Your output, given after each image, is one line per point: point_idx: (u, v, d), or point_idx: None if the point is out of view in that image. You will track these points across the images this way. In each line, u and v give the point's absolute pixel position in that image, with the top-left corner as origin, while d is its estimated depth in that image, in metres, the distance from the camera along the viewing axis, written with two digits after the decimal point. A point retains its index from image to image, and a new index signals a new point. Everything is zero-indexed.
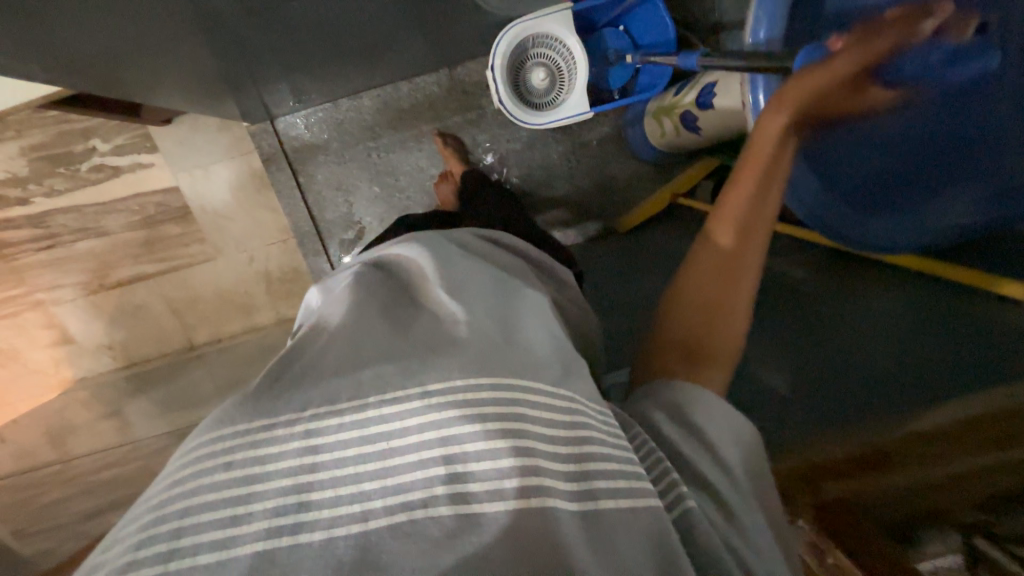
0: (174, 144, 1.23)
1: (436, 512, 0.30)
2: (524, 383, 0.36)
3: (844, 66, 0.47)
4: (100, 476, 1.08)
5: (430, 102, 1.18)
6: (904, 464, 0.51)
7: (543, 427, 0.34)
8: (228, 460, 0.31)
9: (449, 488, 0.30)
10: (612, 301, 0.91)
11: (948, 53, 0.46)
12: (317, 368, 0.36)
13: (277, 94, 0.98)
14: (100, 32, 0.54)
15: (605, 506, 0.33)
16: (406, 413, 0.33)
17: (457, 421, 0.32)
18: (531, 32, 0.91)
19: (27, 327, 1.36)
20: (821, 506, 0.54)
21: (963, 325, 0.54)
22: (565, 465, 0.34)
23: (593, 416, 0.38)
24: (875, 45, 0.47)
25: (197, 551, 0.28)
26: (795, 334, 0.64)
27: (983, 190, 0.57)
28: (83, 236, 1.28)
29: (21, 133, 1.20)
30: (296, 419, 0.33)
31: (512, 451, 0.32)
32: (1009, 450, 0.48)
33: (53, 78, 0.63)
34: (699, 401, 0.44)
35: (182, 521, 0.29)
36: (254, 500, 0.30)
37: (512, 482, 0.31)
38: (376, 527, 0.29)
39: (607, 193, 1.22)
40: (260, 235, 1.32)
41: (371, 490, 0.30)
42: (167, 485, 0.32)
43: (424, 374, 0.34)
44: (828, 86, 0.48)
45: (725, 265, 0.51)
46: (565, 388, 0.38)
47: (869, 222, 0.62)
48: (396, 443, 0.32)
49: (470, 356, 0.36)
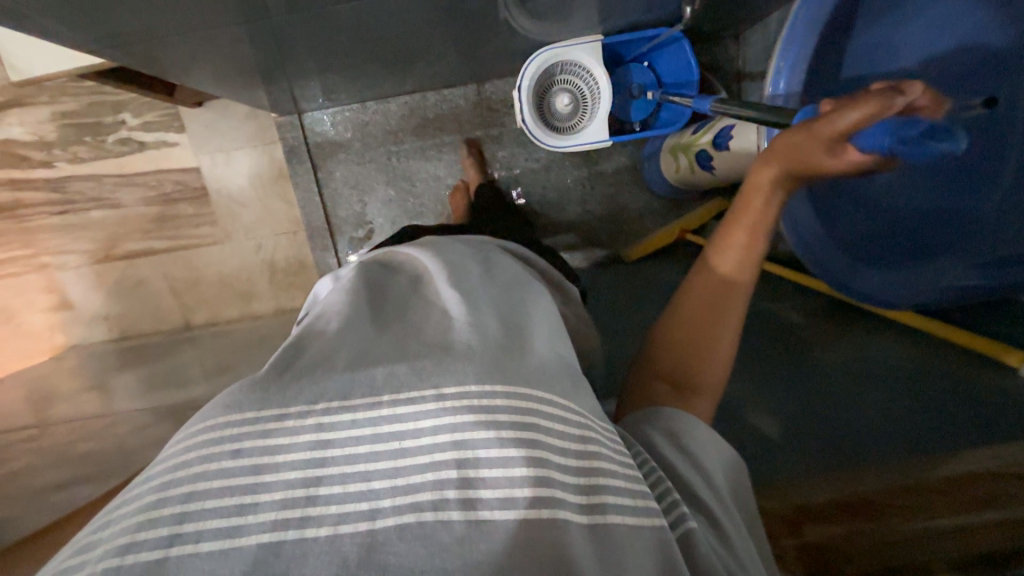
0: (201, 127, 1.26)
1: (446, 517, 0.29)
2: (538, 398, 0.35)
3: (820, 130, 0.41)
4: (71, 449, 1.02)
5: (454, 115, 1.20)
6: (883, 515, 0.48)
7: (558, 441, 0.34)
8: (237, 447, 0.31)
9: (460, 492, 0.30)
10: (612, 323, 0.92)
11: (919, 129, 0.35)
12: (329, 361, 0.36)
13: (308, 89, 1.00)
14: (153, 8, 0.56)
15: (613, 522, 0.33)
16: (420, 415, 0.32)
17: (472, 426, 0.32)
18: (560, 58, 0.94)
19: (29, 289, 1.37)
20: (803, 547, 0.49)
21: (962, 391, 0.55)
22: (575, 479, 0.34)
23: (600, 436, 0.38)
24: (855, 111, 0.39)
25: (200, 537, 0.28)
26: (790, 378, 0.65)
27: (985, 256, 0.56)
28: (98, 206, 1.30)
29: (55, 100, 1.23)
30: (307, 412, 0.32)
31: (526, 462, 0.32)
32: (1006, 508, 0.44)
33: (96, 47, 0.65)
34: (687, 428, 0.45)
35: (185, 507, 0.29)
36: (261, 491, 0.29)
37: (524, 492, 0.31)
38: (384, 527, 0.28)
39: (617, 221, 1.24)
40: (272, 223, 1.34)
41: (380, 489, 0.30)
42: (168, 467, 0.31)
43: (440, 378, 0.34)
44: (809, 150, 0.43)
45: (714, 310, 0.52)
46: (574, 403, 0.38)
47: (858, 269, 0.63)
48: (409, 444, 0.32)
49: (483, 362, 0.36)
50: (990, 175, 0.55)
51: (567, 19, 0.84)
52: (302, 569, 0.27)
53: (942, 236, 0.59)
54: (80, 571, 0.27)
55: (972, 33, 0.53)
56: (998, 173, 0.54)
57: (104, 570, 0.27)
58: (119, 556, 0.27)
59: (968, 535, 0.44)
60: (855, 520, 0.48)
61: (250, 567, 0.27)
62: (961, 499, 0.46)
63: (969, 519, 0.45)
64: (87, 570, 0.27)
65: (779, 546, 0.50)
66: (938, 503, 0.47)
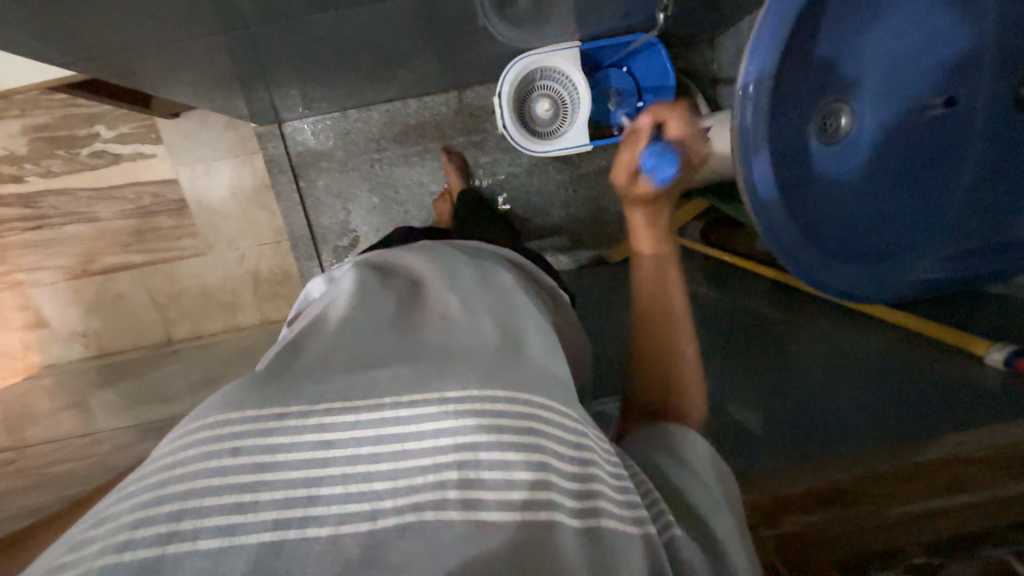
0: (179, 137, 1.24)
1: (448, 518, 0.29)
2: (537, 401, 0.36)
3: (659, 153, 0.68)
4: (51, 470, 0.98)
5: (436, 121, 1.21)
6: (861, 502, 0.50)
7: (558, 446, 0.35)
8: (238, 446, 0.31)
9: (461, 493, 0.30)
10: (598, 324, 0.93)
11: None
12: (331, 364, 0.37)
13: (289, 98, 1.00)
14: (126, 20, 0.55)
15: (604, 526, 0.34)
16: (423, 417, 0.33)
17: (474, 430, 0.33)
18: (538, 65, 0.95)
19: (1, 307, 1.33)
20: (778, 539, 0.50)
21: (934, 379, 0.57)
22: (571, 483, 0.34)
23: (596, 446, 0.39)
24: None
25: (198, 535, 0.27)
26: (770, 373, 0.67)
27: (953, 249, 0.62)
28: (73, 220, 1.27)
29: (25, 113, 1.20)
30: (308, 412, 0.33)
31: (526, 466, 0.33)
32: (997, 489, 0.49)
33: (70, 60, 0.64)
34: (686, 442, 0.48)
35: (183, 504, 0.28)
36: (262, 490, 0.29)
37: (522, 494, 0.32)
38: (386, 528, 0.29)
39: (601, 224, 1.26)
40: (253, 234, 1.32)
41: (382, 490, 0.30)
42: (165, 465, 0.31)
43: (443, 381, 0.35)
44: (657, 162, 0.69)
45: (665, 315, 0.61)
46: (572, 408, 0.39)
47: (850, 275, 0.60)
48: (410, 446, 0.32)
49: (484, 365, 0.37)
50: (951, 170, 0.60)
51: (546, 26, 0.85)
52: (302, 570, 0.26)
53: (908, 232, 0.62)
54: (73, 567, 0.27)
55: (940, 32, 0.56)
56: (959, 169, 0.60)
57: (100, 567, 0.26)
58: (116, 553, 0.27)
59: (951, 513, 0.49)
60: (834, 510, 0.50)
61: (249, 567, 0.26)
62: (925, 485, 0.50)
63: (955, 499, 0.49)
64: (81, 566, 0.27)
65: (756, 537, 0.50)
66: (919, 491, 0.50)
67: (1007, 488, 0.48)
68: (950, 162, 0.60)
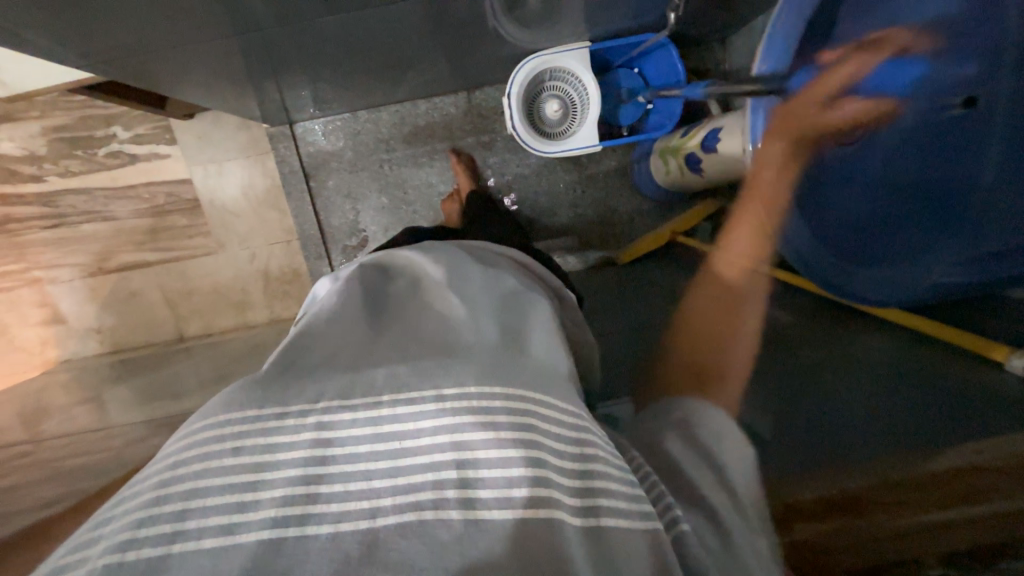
0: (193, 138, 1.26)
1: (446, 515, 0.29)
2: (534, 397, 0.36)
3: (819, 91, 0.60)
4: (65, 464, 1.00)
5: (445, 122, 1.21)
6: (871, 510, 0.49)
7: (557, 443, 0.35)
8: (238, 445, 0.31)
9: (459, 490, 0.30)
10: (606, 325, 0.92)
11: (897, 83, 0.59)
12: (332, 363, 0.37)
13: (300, 99, 1.01)
14: (143, 23, 0.56)
15: (606, 523, 0.33)
16: (420, 414, 0.33)
17: (471, 427, 0.33)
18: (547, 65, 0.95)
19: (20, 304, 1.36)
20: (793, 544, 0.49)
21: (948, 383, 0.56)
22: (571, 480, 0.34)
23: (597, 442, 0.38)
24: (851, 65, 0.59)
25: (201, 535, 0.28)
26: (780, 378, 0.66)
27: (968, 248, 0.56)
28: (90, 219, 1.30)
29: (46, 114, 1.23)
30: (307, 410, 0.33)
31: (525, 462, 0.32)
32: (1009, 500, 0.46)
33: (87, 62, 0.65)
34: (702, 417, 0.47)
35: (186, 504, 0.29)
36: (262, 489, 0.30)
37: (522, 492, 0.31)
38: (384, 525, 0.28)
39: (609, 225, 1.25)
40: (264, 233, 1.34)
41: (381, 488, 0.30)
42: (168, 464, 0.32)
43: (441, 379, 0.35)
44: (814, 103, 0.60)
45: (732, 292, 0.61)
46: (572, 405, 0.38)
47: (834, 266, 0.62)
48: (408, 443, 0.32)
49: (484, 364, 0.37)
50: (976, 164, 0.54)
51: (555, 26, 0.85)
52: (301, 569, 0.27)
53: (924, 230, 0.60)
54: (79, 567, 0.27)
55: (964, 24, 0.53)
56: (980, 164, 0.54)
57: (103, 567, 0.26)
58: (118, 553, 0.27)
59: (962, 524, 0.47)
60: (846, 518, 0.49)
61: (249, 565, 0.26)
62: (944, 494, 0.48)
63: (974, 510, 0.47)
64: (87, 565, 0.27)
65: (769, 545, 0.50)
66: (935, 500, 0.48)
67: (1016, 503, 0.45)
68: (974, 157, 0.55)
